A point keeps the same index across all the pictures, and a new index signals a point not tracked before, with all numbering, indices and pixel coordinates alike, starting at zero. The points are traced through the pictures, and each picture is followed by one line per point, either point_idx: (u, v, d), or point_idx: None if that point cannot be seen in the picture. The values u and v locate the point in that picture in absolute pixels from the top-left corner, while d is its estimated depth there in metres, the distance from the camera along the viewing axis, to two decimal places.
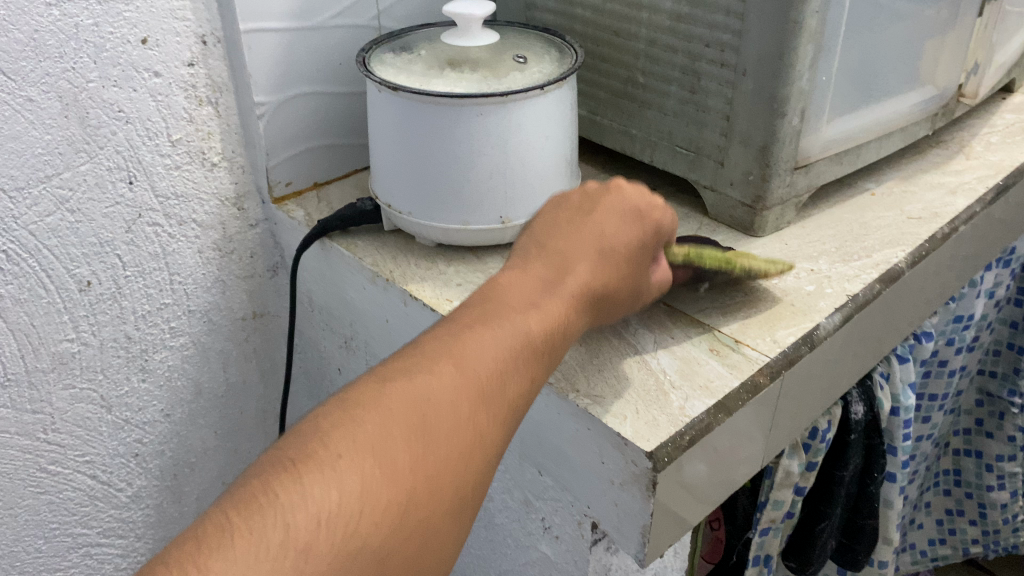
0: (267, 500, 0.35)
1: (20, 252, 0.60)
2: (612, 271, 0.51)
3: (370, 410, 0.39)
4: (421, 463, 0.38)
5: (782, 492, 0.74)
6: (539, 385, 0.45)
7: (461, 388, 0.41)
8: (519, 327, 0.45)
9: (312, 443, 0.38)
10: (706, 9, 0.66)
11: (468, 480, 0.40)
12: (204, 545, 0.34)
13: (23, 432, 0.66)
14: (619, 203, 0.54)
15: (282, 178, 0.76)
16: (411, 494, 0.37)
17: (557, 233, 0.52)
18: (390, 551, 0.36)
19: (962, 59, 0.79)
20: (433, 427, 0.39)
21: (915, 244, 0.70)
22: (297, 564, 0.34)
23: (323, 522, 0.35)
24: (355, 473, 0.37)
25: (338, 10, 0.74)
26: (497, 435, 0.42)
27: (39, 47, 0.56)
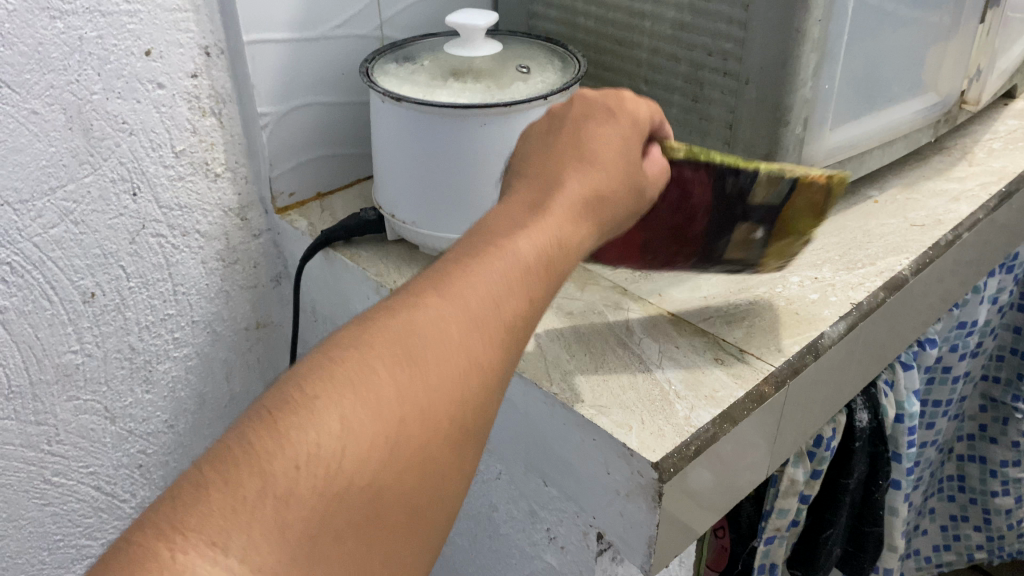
0: (243, 452, 0.31)
1: (24, 264, 0.60)
2: (606, 196, 0.48)
3: (350, 349, 0.35)
4: (409, 394, 0.35)
5: (788, 501, 0.74)
6: (539, 310, 0.41)
7: (447, 313, 0.37)
8: (513, 251, 0.41)
9: (290, 388, 0.34)
10: (708, 18, 0.66)
11: (466, 408, 0.36)
12: (177, 503, 0.30)
13: (28, 444, 0.66)
14: (602, 113, 0.51)
15: (285, 188, 0.77)
16: (400, 427, 0.34)
17: (543, 159, 0.48)
18: (382, 487, 0.33)
19: (964, 65, 0.80)
20: (418, 357, 0.36)
21: (918, 251, 0.70)
22: (279, 513, 0.30)
23: (304, 464, 0.31)
24: (336, 410, 0.33)
25: (341, 20, 0.74)
26: (496, 363, 0.38)
27: (44, 60, 0.56)
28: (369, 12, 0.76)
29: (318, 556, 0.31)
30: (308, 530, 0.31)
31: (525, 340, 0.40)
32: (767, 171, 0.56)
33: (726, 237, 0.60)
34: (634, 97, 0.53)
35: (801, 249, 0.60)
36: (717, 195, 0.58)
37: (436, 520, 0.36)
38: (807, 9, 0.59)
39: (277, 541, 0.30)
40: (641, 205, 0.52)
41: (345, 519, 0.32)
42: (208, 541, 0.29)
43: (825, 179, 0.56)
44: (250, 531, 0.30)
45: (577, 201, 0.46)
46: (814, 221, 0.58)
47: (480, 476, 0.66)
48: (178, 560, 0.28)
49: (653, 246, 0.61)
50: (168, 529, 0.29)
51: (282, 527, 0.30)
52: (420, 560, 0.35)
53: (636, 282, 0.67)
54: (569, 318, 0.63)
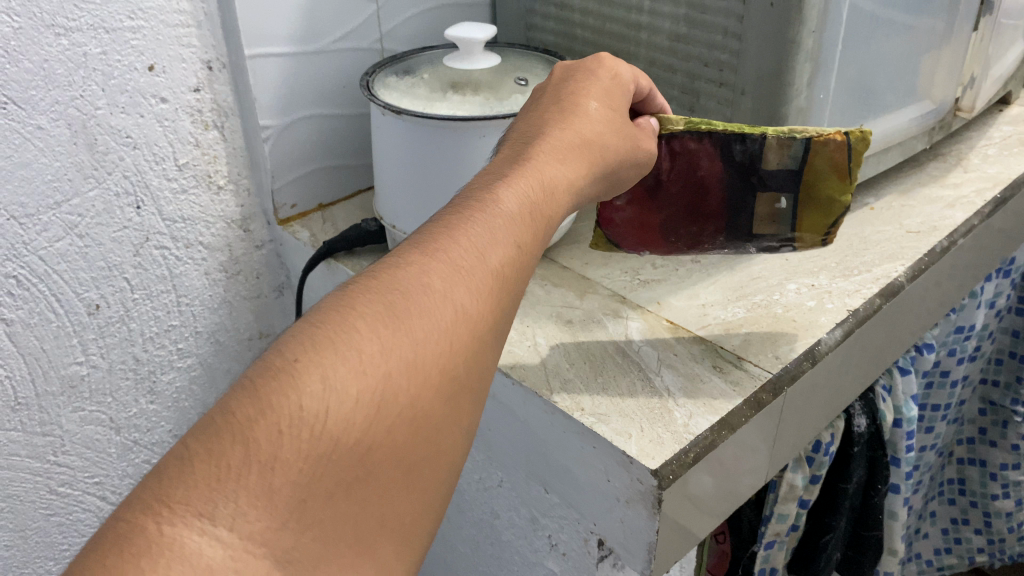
0: (224, 420, 0.29)
1: (30, 277, 0.61)
2: (592, 153, 0.48)
3: (330, 310, 0.33)
4: (398, 348, 0.32)
5: (787, 506, 0.75)
6: (528, 263, 0.40)
7: (428, 267, 0.35)
8: (494, 207, 0.40)
9: (272, 356, 0.31)
10: (704, 29, 0.67)
11: (459, 360, 0.34)
12: (160, 478, 0.27)
13: (34, 454, 0.67)
14: (583, 78, 0.53)
15: (288, 200, 0.78)
16: (389, 381, 0.31)
17: (526, 126, 0.49)
18: (373, 444, 0.31)
19: (958, 73, 0.80)
20: (405, 311, 0.33)
21: (914, 258, 0.71)
22: (267, 478, 0.28)
23: (289, 426, 0.29)
24: (319, 370, 0.30)
25: (341, 34, 0.75)
26: (489, 313, 0.36)
27: (49, 76, 0.57)
28: (369, 25, 0.77)
29: (310, 521, 0.29)
30: (299, 493, 0.28)
31: (516, 292, 0.39)
32: (777, 136, 0.56)
33: (751, 208, 0.60)
34: (613, 62, 0.55)
35: (840, 215, 0.58)
36: (728, 164, 0.59)
37: (434, 480, 0.33)
38: (802, 20, 0.59)
39: (266, 507, 0.28)
40: (629, 166, 0.52)
41: (336, 481, 0.30)
42: (195, 512, 0.27)
43: (841, 136, 0.55)
44: (238, 499, 0.27)
45: (561, 157, 0.46)
46: (842, 181, 0.57)
47: (481, 484, 0.67)
48: (166, 534, 0.26)
49: (673, 227, 0.62)
50: (151, 504, 0.27)
51: (270, 493, 0.28)
52: (420, 523, 0.33)
53: (635, 289, 0.68)
54: (569, 326, 0.64)
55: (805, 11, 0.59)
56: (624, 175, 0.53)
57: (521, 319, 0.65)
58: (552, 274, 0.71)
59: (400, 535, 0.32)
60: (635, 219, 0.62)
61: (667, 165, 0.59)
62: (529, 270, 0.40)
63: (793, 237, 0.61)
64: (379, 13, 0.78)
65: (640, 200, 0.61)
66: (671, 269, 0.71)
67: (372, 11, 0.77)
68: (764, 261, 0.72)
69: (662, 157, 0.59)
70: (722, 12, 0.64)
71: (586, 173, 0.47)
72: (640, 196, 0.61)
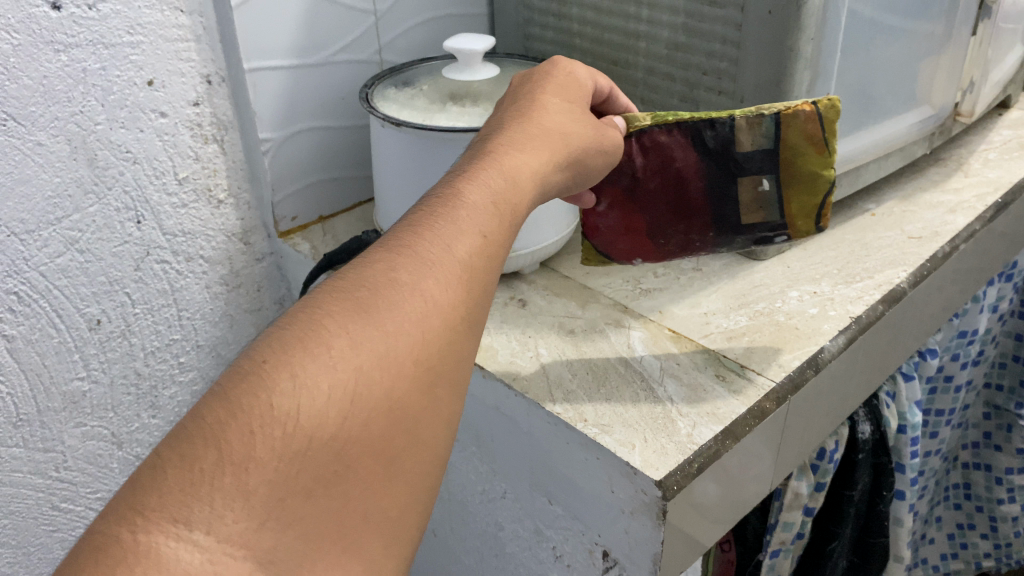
0: (195, 426, 0.28)
1: (31, 293, 0.61)
2: (561, 143, 0.47)
3: (298, 311, 0.33)
4: (368, 342, 0.32)
5: (792, 514, 0.74)
6: (501, 251, 0.39)
7: (396, 262, 0.35)
8: (461, 200, 0.39)
9: (241, 361, 0.31)
10: (702, 38, 0.67)
11: (435, 351, 0.34)
12: (134, 487, 0.27)
13: (36, 471, 0.67)
14: (541, 78, 0.53)
15: (288, 213, 0.78)
16: (361, 375, 0.31)
17: (490, 124, 0.49)
18: (349, 439, 0.30)
19: (957, 78, 0.80)
20: (374, 305, 0.33)
21: (915, 264, 0.70)
22: (241, 479, 0.28)
23: (261, 426, 0.28)
24: (288, 369, 0.30)
25: (340, 46, 0.76)
26: (462, 302, 0.35)
27: (48, 92, 0.56)
28: (368, 37, 0.78)
29: (290, 519, 0.29)
30: (276, 492, 0.28)
31: (492, 280, 0.38)
32: (745, 116, 0.56)
33: (734, 197, 0.59)
34: (569, 64, 0.56)
35: (826, 190, 0.57)
36: (703, 153, 0.59)
37: (418, 472, 0.33)
38: (800, 28, 0.59)
39: (243, 508, 0.27)
40: (601, 157, 0.52)
41: (313, 477, 0.29)
42: (170, 518, 0.26)
43: (810, 106, 0.54)
44: (213, 502, 0.27)
45: (530, 148, 0.45)
46: (820, 154, 0.56)
47: (484, 496, 0.67)
48: (141, 541, 0.26)
49: (660, 227, 0.62)
50: (126, 513, 0.26)
51: (246, 493, 0.28)
52: (407, 516, 0.33)
53: (637, 298, 0.68)
54: (571, 336, 0.63)
55: (803, 19, 0.59)
56: (597, 167, 0.52)
57: (522, 329, 0.65)
58: (554, 285, 0.71)
59: (388, 528, 0.32)
60: (620, 224, 0.63)
61: (642, 162, 0.60)
62: (502, 260, 0.39)
63: (784, 224, 0.60)
64: (379, 26, 0.78)
65: (621, 202, 0.62)
66: (673, 278, 0.71)
67: (371, 23, 0.77)
68: (765, 269, 0.72)
69: (634, 154, 0.60)
70: (721, 20, 0.64)
71: (557, 163, 0.47)
72: (620, 198, 0.62)
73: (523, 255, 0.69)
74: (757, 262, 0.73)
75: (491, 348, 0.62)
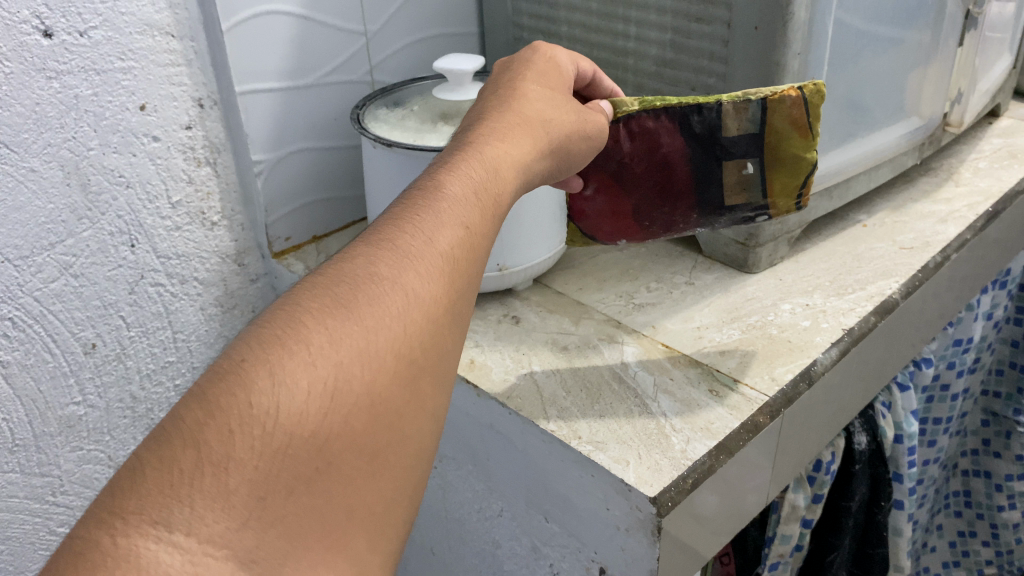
0: (173, 428, 0.28)
1: (26, 319, 0.60)
2: (542, 127, 0.47)
3: (276, 311, 0.32)
4: (348, 337, 0.31)
5: (790, 527, 0.74)
6: (485, 242, 0.38)
7: (377, 256, 0.34)
8: (443, 190, 0.38)
9: (222, 361, 0.30)
10: (690, 54, 0.67)
11: (418, 344, 0.32)
12: (113, 491, 0.26)
13: (33, 496, 0.66)
14: (519, 67, 0.53)
15: (282, 234, 0.78)
16: (342, 370, 0.30)
17: (470, 115, 0.48)
18: (331, 435, 0.29)
19: (945, 88, 0.81)
20: (353, 301, 0.32)
21: (907, 274, 0.71)
22: (220, 480, 0.27)
23: (239, 426, 0.28)
24: (266, 367, 0.29)
25: (332, 66, 0.76)
26: (446, 293, 0.34)
27: (41, 119, 0.57)
28: (358, 58, 0.78)
29: (272, 518, 0.27)
30: (257, 491, 0.27)
31: (476, 272, 0.37)
32: (732, 102, 0.56)
33: (719, 179, 0.60)
34: (550, 50, 0.56)
35: (808, 173, 0.58)
36: (689, 138, 0.59)
37: (404, 467, 0.32)
38: (786, 44, 0.60)
39: (224, 508, 0.26)
40: (583, 143, 0.51)
41: (295, 475, 0.28)
42: (150, 520, 0.25)
43: (796, 92, 0.55)
44: (193, 502, 0.26)
45: (512, 138, 0.44)
46: (804, 138, 0.56)
47: (481, 514, 0.66)
48: (121, 545, 0.25)
49: (646, 211, 0.63)
50: (105, 516, 0.25)
51: (226, 493, 0.27)
52: (394, 512, 0.31)
53: (630, 313, 0.68)
54: (564, 353, 0.64)
55: (788, 34, 0.59)
56: (580, 153, 0.52)
57: (516, 347, 0.65)
58: (548, 301, 0.71)
59: (374, 525, 0.31)
60: (607, 208, 0.64)
61: (628, 148, 0.60)
62: (488, 251, 0.38)
63: (766, 205, 0.61)
64: (370, 46, 0.79)
65: (607, 186, 0.62)
66: (666, 293, 0.71)
67: (362, 44, 0.78)
68: (757, 281, 0.72)
69: (622, 139, 0.59)
70: (708, 36, 0.65)
71: (541, 148, 0.46)
72: (607, 183, 0.62)
73: (516, 272, 0.69)
74: (749, 275, 0.73)
75: (485, 366, 0.62)
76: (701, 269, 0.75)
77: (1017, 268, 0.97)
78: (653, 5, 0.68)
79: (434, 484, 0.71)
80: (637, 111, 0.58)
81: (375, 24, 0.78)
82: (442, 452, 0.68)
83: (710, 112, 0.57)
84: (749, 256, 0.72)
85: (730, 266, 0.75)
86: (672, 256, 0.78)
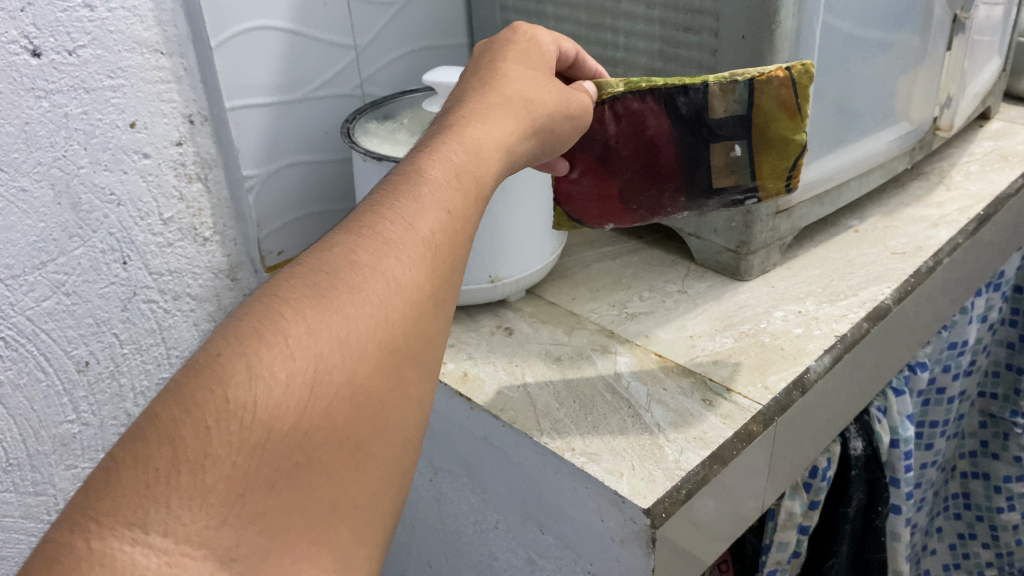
0: (148, 425, 0.26)
1: (18, 338, 0.60)
2: (522, 108, 0.46)
3: (254, 301, 0.30)
4: (328, 327, 0.29)
5: (787, 534, 0.74)
6: (468, 226, 0.37)
7: (357, 243, 0.33)
8: (424, 174, 0.37)
9: (197, 355, 0.28)
10: (678, 64, 0.68)
11: (400, 331, 0.31)
12: (88, 492, 0.25)
13: (28, 515, 0.66)
14: (501, 48, 0.52)
15: (274, 248, 0.80)
16: (322, 361, 0.29)
17: (451, 98, 0.48)
18: (311, 429, 0.28)
19: (935, 93, 0.81)
20: (333, 289, 0.30)
21: (900, 279, 0.71)
22: (197, 478, 0.25)
23: (216, 421, 0.26)
24: (243, 360, 0.27)
25: (322, 81, 0.78)
26: (430, 279, 0.33)
27: (31, 139, 0.56)
28: (348, 72, 0.80)
29: (252, 514, 0.26)
30: (235, 488, 0.26)
31: (459, 257, 0.36)
32: (718, 82, 0.56)
33: (706, 162, 0.60)
34: (530, 29, 0.55)
35: (797, 154, 0.58)
36: (675, 120, 0.59)
37: (387, 459, 0.31)
38: (774, 53, 0.60)
39: (202, 507, 0.25)
40: (565, 123, 0.51)
41: (275, 470, 0.27)
42: (125, 522, 0.24)
43: (784, 72, 0.54)
44: (170, 501, 0.25)
45: (492, 122, 0.43)
46: (793, 119, 0.56)
47: (477, 527, 0.66)
48: (95, 548, 0.23)
49: (633, 192, 0.63)
50: (78, 518, 0.24)
51: (204, 491, 0.25)
52: (379, 505, 0.30)
53: (623, 323, 0.69)
54: (558, 363, 0.64)
55: (776, 43, 0.60)
56: (563, 133, 0.52)
57: (509, 358, 0.65)
58: (541, 311, 0.71)
59: (358, 518, 0.29)
60: (593, 191, 0.64)
61: (614, 130, 0.60)
62: (469, 236, 0.37)
63: (755, 187, 0.60)
64: (359, 59, 0.80)
65: (593, 169, 0.62)
66: (659, 302, 0.71)
67: (352, 58, 0.79)
68: (750, 289, 0.72)
69: (607, 121, 0.60)
70: (697, 46, 0.65)
71: (522, 129, 0.45)
72: (593, 165, 0.62)
73: (508, 283, 0.69)
74: (742, 282, 0.73)
75: (478, 379, 0.62)
76: (694, 277, 0.75)
77: (1010, 270, 0.98)
78: (641, 15, 0.68)
79: (429, 497, 0.70)
80: (620, 93, 0.58)
81: (365, 38, 0.80)
82: (437, 465, 0.68)
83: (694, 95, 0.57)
84: (741, 264, 0.72)
85: (723, 274, 0.75)
86: (663, 265, 0.78)
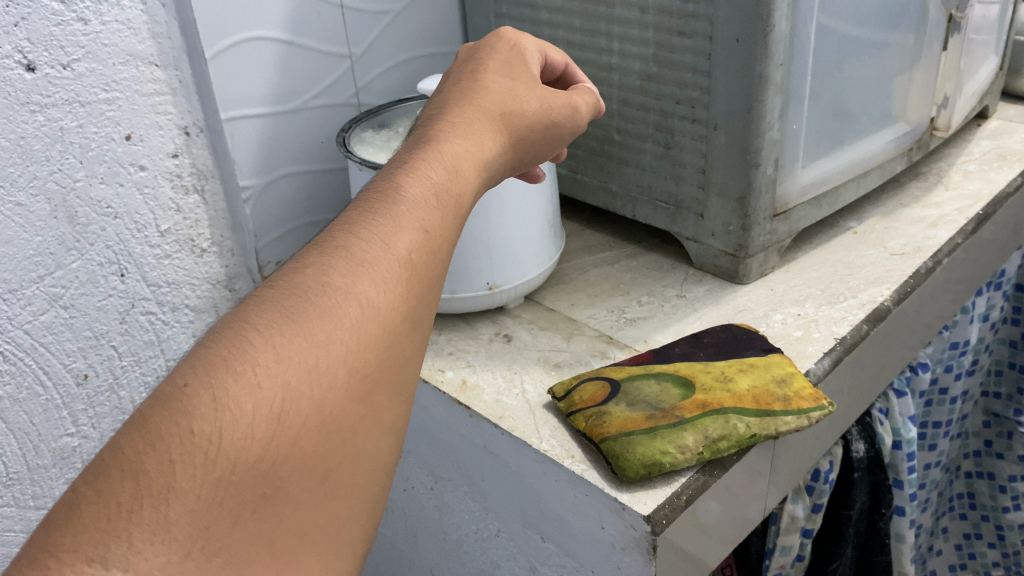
0: (112, 458, 0.26)
1: (16, 352, 0.60)
2: (498, 122, 0.46)
3: (224, 328, 0.30)
4: (297, 354, 0.29)
5: (790, 537, 0.74)
6: (444, 247, 0.37)
7: (330, 266, 0.32)
8: (400, 193, 0.37)
9: (164, 386, 0.28)
10: (673, 68, 0.67)
11: (372, 357, 0.31)
12: (49, 529, 0.24)
13: (28, 529, 0.66)
14: (484, 56, 0.52)
15: (272, 258, 0.79)
16: (290, 391, 0.29)
17: (429, 108, 0.48)
18: (279, 459, 0.28)
19: (931, 93, 0.81)
20: (303, 314, 0.30)
21: (899, 281, 0.70)
22: (160, 512, 0.25)
23: (181, 455, 0.26)
24: (209, 391, 0.27)
25: (317, 90, 0.78)
26: (405, 300, 0.33)
27: (27, 153, 0.56)
28: (344, 82, 0.80)
29: (216, 547, 0.26)
30: (199, 522, 0.26)
31: (435, 276, 0.36)
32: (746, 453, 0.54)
33: None
34: (516, 37, 0.55)
35: None
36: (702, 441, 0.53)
37: (359, 485, 0.31)
38: (768, 55, 0.60)
39: (164, 541, 0.25)
40: (547, 134, 0.51)
41: (241, 502, 0.27)
42: (85, 558, 0.23)
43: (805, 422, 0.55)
44: (131, 536, 0.24)
45: (471, 136, 0.43)
46: None
47: (478, 535, 0.66)
48: None
49: None
50: (38, 555, 0.24)
51: (168, 525, 0.25)
52: (350, 531, 0.30)
53: (621, 328, 0.68)
54: (557, 370, 0.63)
55: (771, 45, 0.60)
56: (544, 142, 0.51)
57: (508, 365, 0.65)
58: (540, 318, 0.71)
59: (327, 545, 0.29)
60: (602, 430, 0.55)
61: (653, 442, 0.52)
62: (445, 256, 0.37)
63: None
64: (355, 69, 0.80)
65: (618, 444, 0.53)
66: (658, 306, 0.71)
67: (347, 67, 0.79)
68: (749, 293, 0.72)
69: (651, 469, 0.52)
70: (691, 51, 0.65)
71: (497, 144, 0.45)
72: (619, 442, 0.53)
73: (506, 291, 0.69)
74: (742, 285, 0.73)
75: (476, 387, 0.62)
76: (692, 281, 0.75)
77: (1011, 268, 0.97)
78: (635, 20, 0.68)
79: (430, 505, 0.70)
80: (621, 381, 0.58)
81: (360, 47, 0.80)
82: (437, 473, 0.68)
83: (665, 420, 0.54)
84: (740, 268, 0.72)
85: (722, 277, 0.74)
86: (662, 269, 0.78)
